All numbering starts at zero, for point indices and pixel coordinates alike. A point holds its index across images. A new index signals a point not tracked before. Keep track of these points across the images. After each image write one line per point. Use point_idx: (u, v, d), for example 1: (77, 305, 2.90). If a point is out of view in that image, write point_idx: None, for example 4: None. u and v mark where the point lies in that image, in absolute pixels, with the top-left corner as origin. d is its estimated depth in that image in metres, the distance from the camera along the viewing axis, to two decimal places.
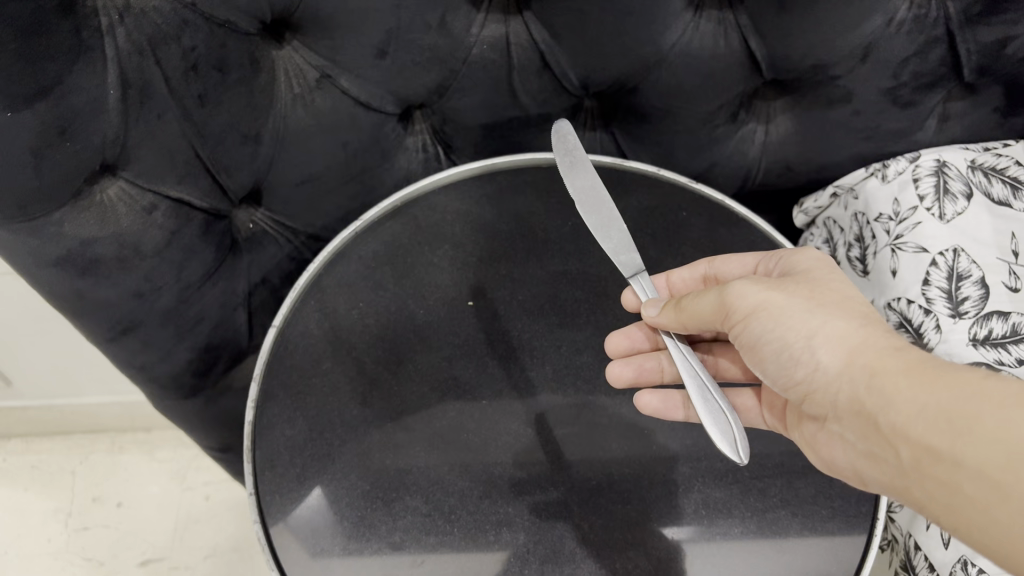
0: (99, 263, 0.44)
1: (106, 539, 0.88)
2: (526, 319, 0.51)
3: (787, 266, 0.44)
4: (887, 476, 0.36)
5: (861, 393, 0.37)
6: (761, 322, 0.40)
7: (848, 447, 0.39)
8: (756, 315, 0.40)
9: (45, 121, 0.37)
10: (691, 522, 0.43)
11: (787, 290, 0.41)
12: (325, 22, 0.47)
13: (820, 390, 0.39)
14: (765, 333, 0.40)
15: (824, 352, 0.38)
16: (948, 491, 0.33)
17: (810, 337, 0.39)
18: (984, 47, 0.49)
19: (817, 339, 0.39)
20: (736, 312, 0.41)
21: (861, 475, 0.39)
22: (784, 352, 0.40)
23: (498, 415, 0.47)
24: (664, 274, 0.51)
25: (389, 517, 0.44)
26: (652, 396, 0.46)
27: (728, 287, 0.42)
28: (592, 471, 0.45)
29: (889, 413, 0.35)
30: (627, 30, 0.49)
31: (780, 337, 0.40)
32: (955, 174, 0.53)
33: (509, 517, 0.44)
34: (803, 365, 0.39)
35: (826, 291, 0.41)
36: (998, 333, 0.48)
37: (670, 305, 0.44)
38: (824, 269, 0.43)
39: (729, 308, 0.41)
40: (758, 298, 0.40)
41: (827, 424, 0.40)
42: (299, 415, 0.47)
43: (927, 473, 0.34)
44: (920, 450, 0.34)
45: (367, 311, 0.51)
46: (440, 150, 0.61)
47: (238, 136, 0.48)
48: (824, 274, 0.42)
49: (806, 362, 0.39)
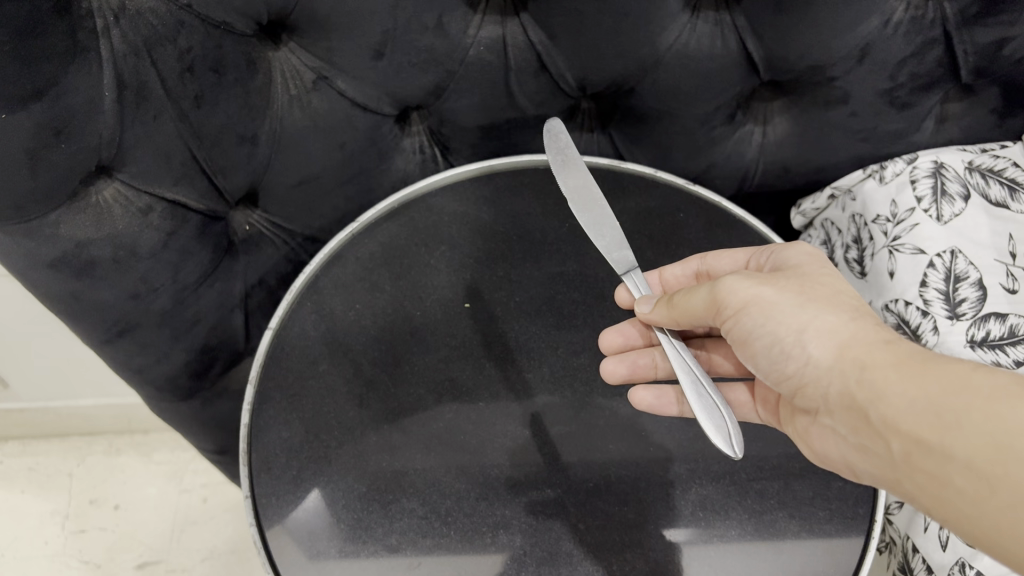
0: (96, 264, 0.44)
1: (104, 542, 0.88)
2: (524, 320, 0.51)
3: (779, 262, 0.44)
4: (879, 468, 0.36)
5: (851, 386, 0.37)
6: (752, 317, 0.40)
7: (841, 440, 0.39)
8: (748, 311, 0.40)
9: (40, 122, 0.37)
10: (689, 523, 0.43)
11: (779, 286, 0.40)
12: (321, 23, 0.47)
13: (812, 383, 0.39)
14: (756, 328, 0.40)
15: (816, 346, 0.38)
16: (937, 484, 0.33)
17: (802, 331, 0.39)
18: (982, 48, 0.49)
19: (809, 333, 0.39)
20: (728, 306, 0.41)
21: (854, 468, 0.39)
22: (775, 347, 0.40)
23: (496, 417, 0.47)
24: (656, 271, 0.51)
25: (386, 519, 0.43)
26: (646, 393, 0.46)
27: (719, 283, 0.41)
28: (590, 472, 0.45)
29: (879, 406, 0.35)
30: (624, 31, 0.49)
31: (771, 332, 0.39)
32: (953, 175, 0.53)
33: (507, 519, 0.44)
34: (795, 359, 0.39)
35: (816, 287, 0.41)
36: (996, 335, 0.48)
37: (662, 301, 0.43)
38: (815, 264, 0.43)
39: (721, 303, 0.41)
40: (750, 293, 0.40)
41: (820, 417, 0.40)
42: (296, 416, 0.47)
43: (916, 467, 0.34)
44: (910, 443, 0.34)
45: (363, 311, 0.51)
46: (438, 151, 0.61)
47: (235, 137, 0.48)
48: (816, 270, 0.42)
49: (797, 356, 0.39)
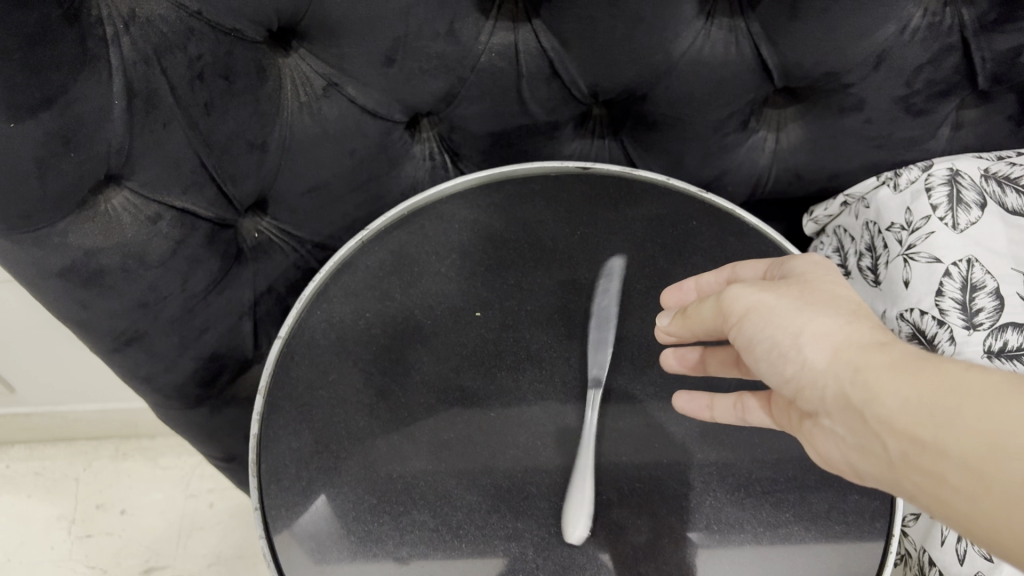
0: (104, 274, 0.43)
1: (111, 547, 0.88)
2: (536, 329, 0.50)
3: (783, 270, 0.42)
4: (879, 469, 0.34)
5: (845, 387, 0.34)
6: (753, 323, 0.38)
7: (840, 443, 0.36)
8: (749, 316, 0.38)
9: (50, 130, 0.37)
10: (700, 531, 0.43)
11: (779, 292, 0.39)
12: (332, 29, 0.46)
13: (807, 386, 0.36)
14: (756, 334, 0.38)
15: (809, 348, 0.36)
16: (934, 484, 0.30)
17: (798, 334, 0.36)
18: (1000, 55, 0.49)
19: (805, 335, 0.36)
20: (733, 315, 0.40)
21: (855, 469, 0.36)
22: (773, 350, 0.37)
23: (508, 428, 0.46)
24: (692, 278, 0.47)
25: (397, 531, 0.43)
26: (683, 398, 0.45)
27: (723, 293, 0.41)
28: (603, 485, 0.44)
29: (874, 404, 0.33)
30: (638, 38, 0.49)
31: (770, 336, 0.37)
32: (969, 183, 0.52)
33: (519, 532, 0.43)
34: (790, 363, 0.37)
35: (817, 292, 0.38)
36: (1013, 345, 0.48)
37: (677, 313, 0.44)
38: (820, 271, 0.40)
39: (726, 312, 0.40)
40: (752, 300, 0.39)
41: (818, 419, 0.37)
42: (306, 426, 0.46)
43: (915, 466, 0.31)
44: (906, 442, 0.31)
45: (373, 319, 0.50)
46: (447, 158, 0.60)
47: (245, 144, 0.47)
48: (820, 275, 0.40)
49: (793, 359, 0.37)
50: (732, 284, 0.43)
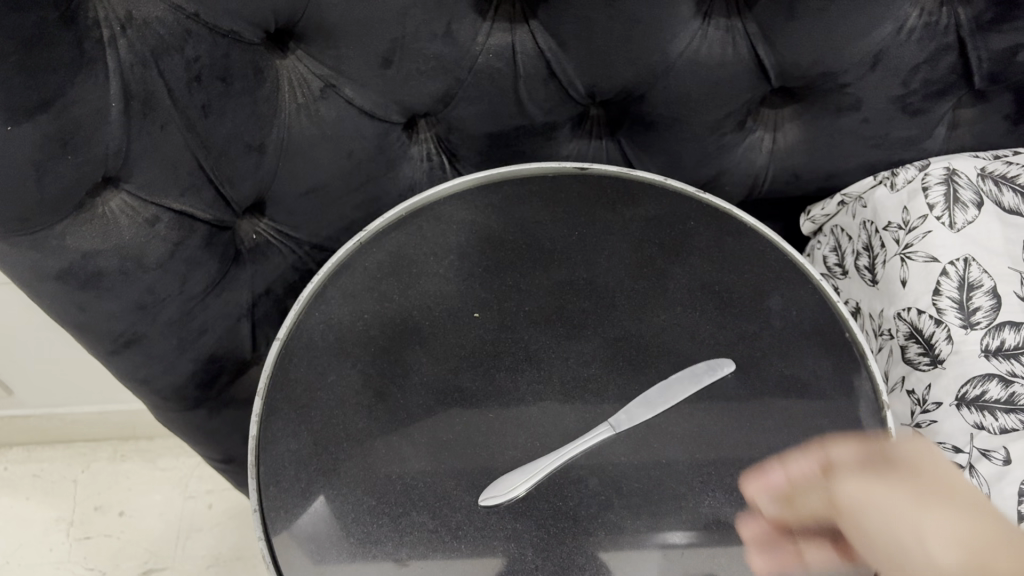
0: (101, 276, 0.43)
1: (108, 549, 0.87)
2: (535, 329, 0.49)
3: (882, 451, 0.40)
4: None
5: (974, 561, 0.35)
6: (870, 518, 0.37)
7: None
8: (865, 511, 0.38)
9: (46, 133, 0.37)
10: (698, 532, 0.41)
11: (891, 484, 0.38)
12: (330, 31, 0.46)
13: None
14: (874, 537, 0.37)
15: (938, 549, 0.35)
16: None
17: (923, 539, 0.36)
18: (996, 55, 0.50)
19: (930, 537, 0.36)
20: (844, 516, 0.38)
21: None
22: (895, 552, 0.36)
23: (506, 428, 0.45)
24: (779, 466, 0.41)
25: (396, 533, 0.41)
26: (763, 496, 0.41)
27: (835, 486, 0.39)
28: (601, 485, 0.42)
29: None
30: (635, 38, 0.49)
31: (891, 537, 0.37)
32: (966, 182, 0.53)
33: (517, 533, 0.41)
34: (909, 561, 0.36)
35: (929, 483, 0.38)
36: (1011, 344, 0.48)
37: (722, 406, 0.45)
38: (925, 455, 0.40)
39: (837, 504, 0.39)
40: (863, 493, 0.38)
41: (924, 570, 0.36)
42: (304, 427, 0.45)
43: None
44: None
45: (372, 321, 0.49)
46: (445, 159, 0.60)
47: (242, 146, 0.47)
48: (922, 458, 0.40)
49: (915, 561, 0.36)
50: (829, 472, 0.40)
